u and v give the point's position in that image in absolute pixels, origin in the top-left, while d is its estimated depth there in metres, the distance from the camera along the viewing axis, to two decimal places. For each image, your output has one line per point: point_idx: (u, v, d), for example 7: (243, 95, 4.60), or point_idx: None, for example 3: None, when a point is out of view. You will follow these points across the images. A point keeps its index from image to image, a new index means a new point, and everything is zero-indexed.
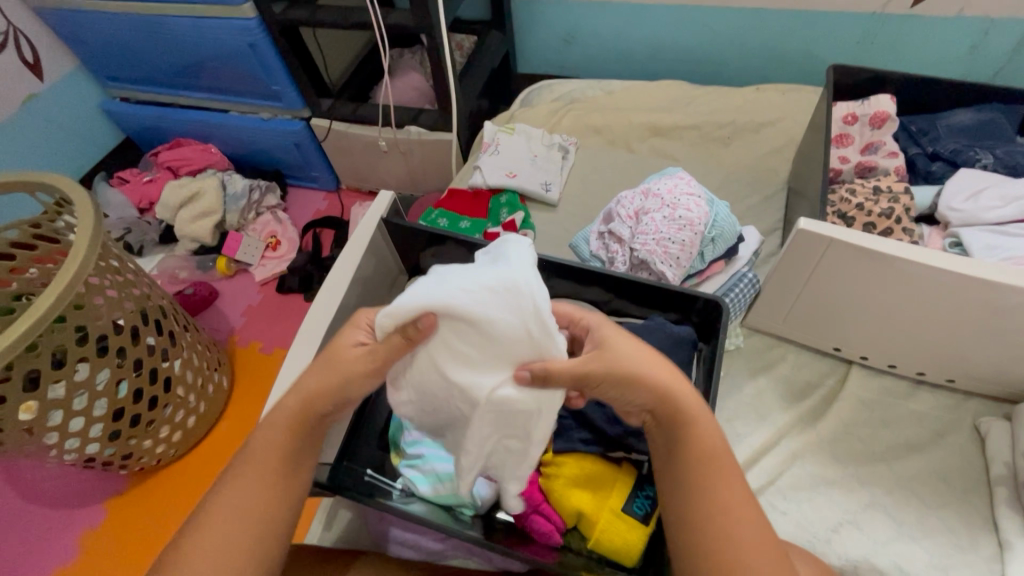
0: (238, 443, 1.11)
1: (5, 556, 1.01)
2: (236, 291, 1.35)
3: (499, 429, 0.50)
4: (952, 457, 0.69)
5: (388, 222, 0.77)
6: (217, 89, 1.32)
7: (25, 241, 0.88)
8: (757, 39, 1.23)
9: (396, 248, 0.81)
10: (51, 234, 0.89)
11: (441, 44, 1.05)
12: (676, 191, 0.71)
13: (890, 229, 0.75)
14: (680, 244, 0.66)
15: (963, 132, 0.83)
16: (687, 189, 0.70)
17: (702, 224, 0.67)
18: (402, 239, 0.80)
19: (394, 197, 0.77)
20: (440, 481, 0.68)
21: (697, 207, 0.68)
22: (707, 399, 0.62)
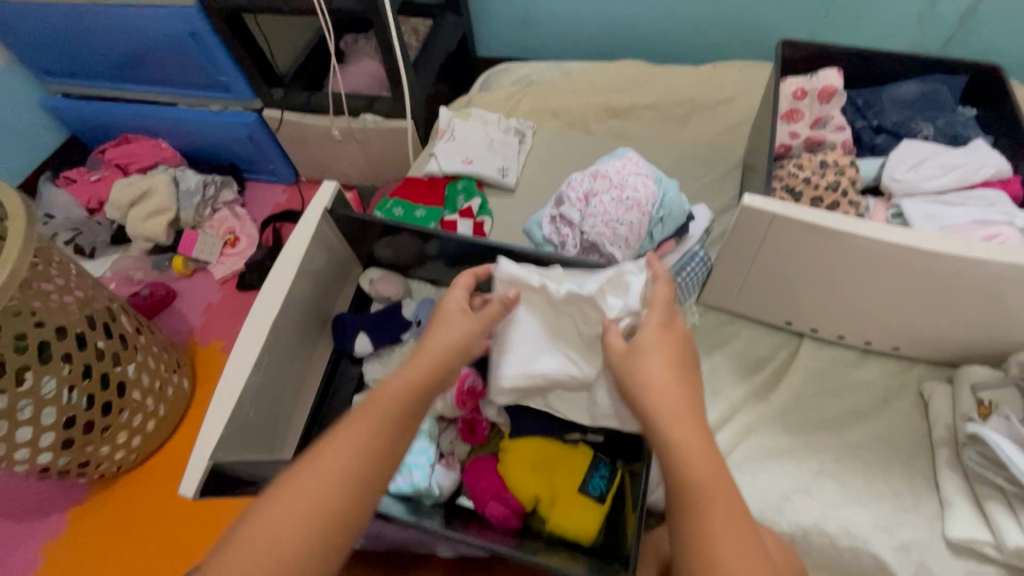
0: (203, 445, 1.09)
1: None
2: (195, 290, 1.31)
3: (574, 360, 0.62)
4: (896, 422, 0.71)
5: (335, 214, 0.74)
6: (162, 81, 1.27)
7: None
8: (713, 17, 1.24)
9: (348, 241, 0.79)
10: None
11: (391, 28, 1.02)
12: (624, 172, 0.70)
13: (836, 202, 0.76)
14: (629, 225, 0.66)
15: (906, 104, 0.84)
16: (635, 169, 0.70)
17: (649, 204, 0.67)
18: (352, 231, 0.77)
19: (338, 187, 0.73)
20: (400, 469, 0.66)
21: (644, 187, 0.68)
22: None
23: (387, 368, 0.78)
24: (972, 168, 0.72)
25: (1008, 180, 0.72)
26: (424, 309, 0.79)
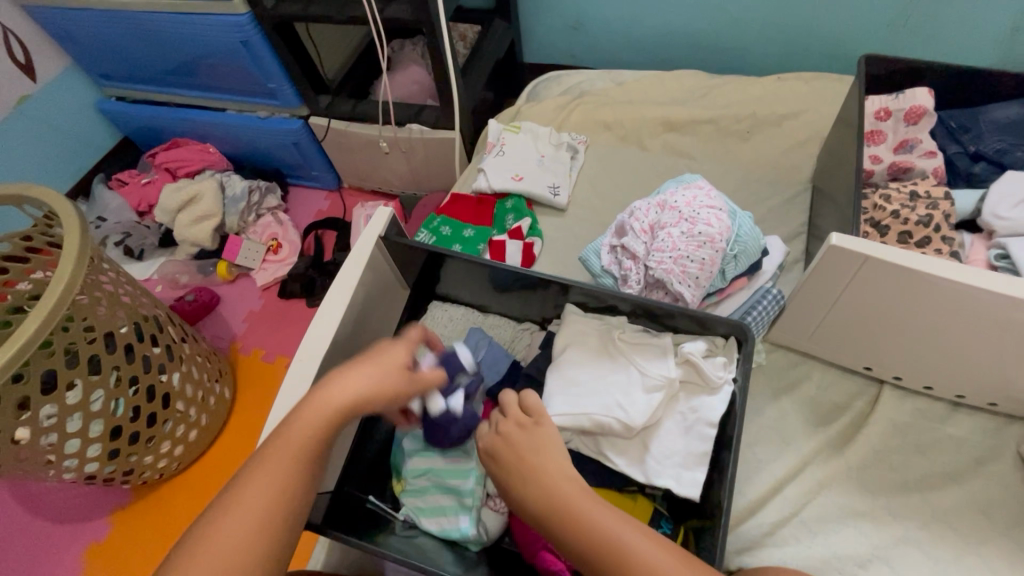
0: (241, 457, 1.09)
1: (14, 568, 1.01)
2: (238, 296, 1.32)
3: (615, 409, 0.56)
4: (993, 488, 0.64)
5: (387, 242, 0.71)
6: (212, 87, 1.28)
7: (12, 255, 0.81)
8: (778, 25, 1.17)
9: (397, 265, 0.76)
10: (41, 249, 0.83)
11: (442, 38, 0.99)
12: (694, 203, 0.65)
13: (928, 238, 0.69)
14: (700, 263, 0.61)
15: (1008, 129, 0.76)
16: (707, 201, 0.64)
17: (723, 240, 0.61)
18: (401, 254, 0.74)
19: (393, 214, 0.71)
20: (445, 513, 0.65)
21: (717, 219, 0.63)
22: (723, 439, 0.57)
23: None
24: None
25: None
26: (472, 339, 0.76)
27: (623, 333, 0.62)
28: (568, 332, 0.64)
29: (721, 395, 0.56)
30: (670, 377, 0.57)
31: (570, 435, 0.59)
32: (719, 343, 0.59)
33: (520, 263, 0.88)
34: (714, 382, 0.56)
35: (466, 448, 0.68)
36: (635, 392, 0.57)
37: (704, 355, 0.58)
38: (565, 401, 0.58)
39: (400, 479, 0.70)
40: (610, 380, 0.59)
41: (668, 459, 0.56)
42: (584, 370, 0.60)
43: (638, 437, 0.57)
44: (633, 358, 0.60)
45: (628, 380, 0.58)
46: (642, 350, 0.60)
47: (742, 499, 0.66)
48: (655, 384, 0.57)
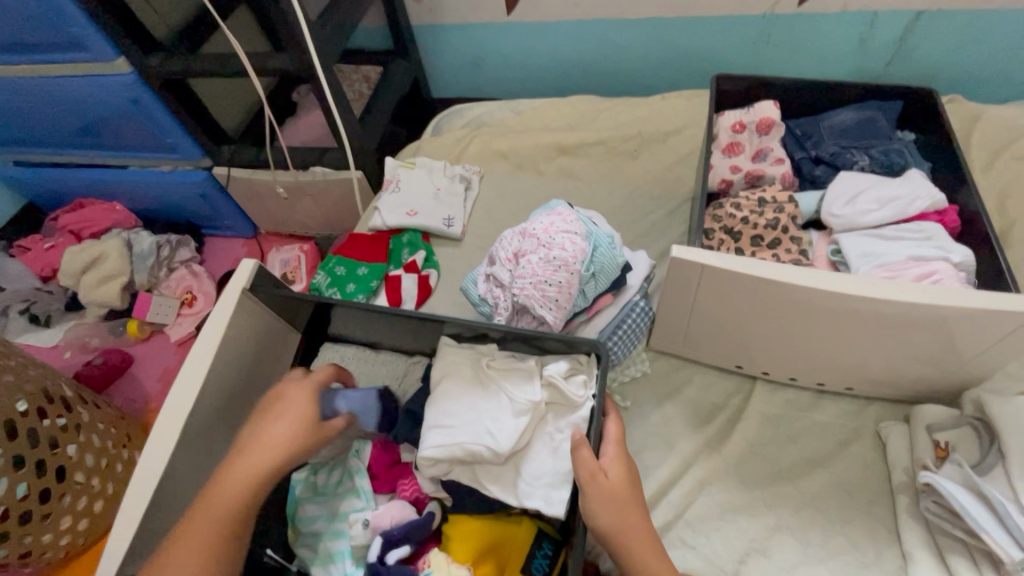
0: None
1: None
2: (153, 354, 1.28)
3: (483, 436, 0.58)
4: (856, 467, 0.68)
5: (256, 290, 0.71)
6: (109, 146, 1.26)
7: None
8: (658, 48, 1.26)
9: (281, 313, 0.76)
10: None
11: (325, 85, 1.02)
12: (552, 229, 0.69)
13: (777, 239, 0.74)
14: (557, 286, 0.64)
15: (843, 133, 0.83)
16: (563, 226, 0.68)
17: (578, 262, 0.65)
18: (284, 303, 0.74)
19: (258, 264, 0.70)
20: (333, 560, 0.64)
21: (571, 243, 0.66)
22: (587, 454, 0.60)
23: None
24: (908, 200, 0.70)
25: (945, 211, 0.70)
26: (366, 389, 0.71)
27: (493, 361, 0.64)
28: (443, 364, 0.65)
29: (583, 412, 0.60)
30: (534, 401, 0.59)
31: (447, 465, 0.60)
32: (582, 360, 0.62)
33: (416, 296, 0.90)
34: (576, 400, 0.60)
35: (358, 488, 0.69)
36: (504, 417, 0.60)
37: (566, 375, 0.61)
38: (439, 433, 0.59)
39: (293, 527, 0.68)
40: (481, 408, 0.61)
41: (538, 480, 0.58)
42: (457, 399, 0.62)
43: (510, 462, 0.60)
44: (503, 384, 0.62)
45: (498, 406, 0.60)
46: (511, 375, 0.62)
47: None
48: (522, 409, 0.59)
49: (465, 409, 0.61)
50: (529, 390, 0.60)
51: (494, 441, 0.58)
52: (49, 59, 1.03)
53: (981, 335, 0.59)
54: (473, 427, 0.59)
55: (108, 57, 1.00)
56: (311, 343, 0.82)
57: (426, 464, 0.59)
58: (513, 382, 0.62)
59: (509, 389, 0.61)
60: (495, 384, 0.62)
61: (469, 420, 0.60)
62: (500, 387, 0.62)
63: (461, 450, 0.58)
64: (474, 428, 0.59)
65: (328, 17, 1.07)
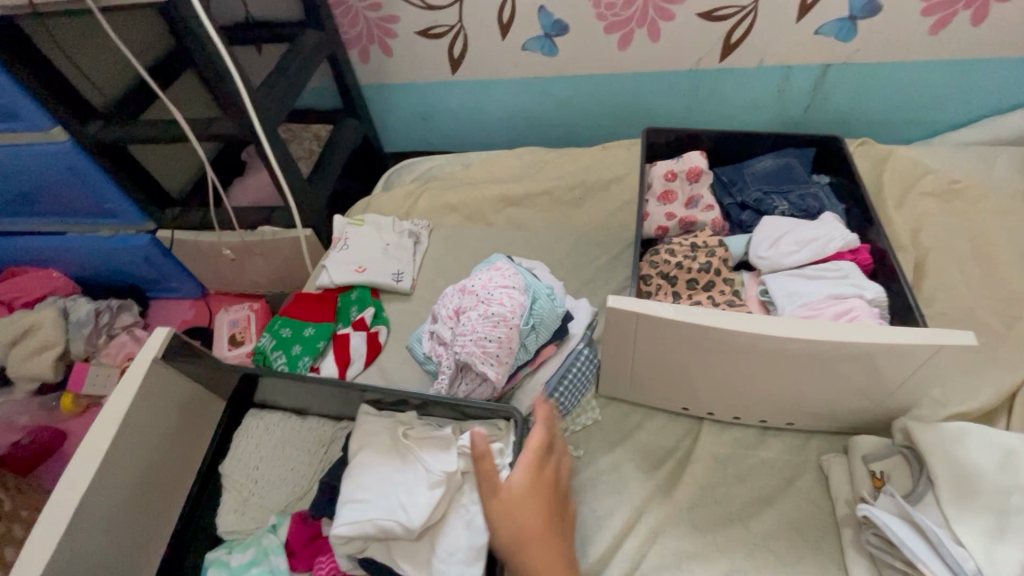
0: None
1: None
2: (89, 429, 1.20)
3: (393, 510, 0.58)
4: (801, 503, 0.69)
5: (172, 357, 0.69)
6: (45, 213, 1.22)
7: None
8: (597, 101, 1.33)
9: (201, 380, 0.75)
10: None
11: (268, 148, 1.03)
12: (490, 285, 0.70)
13: (711, 282, 0.78)
14: (495, 342, 0.65)
15: (764, 180, 0.89)
16: (501, 281, 0.70)
17: (516, 317, 0.66)
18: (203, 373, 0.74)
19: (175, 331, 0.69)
20: None
21: (508, 297, 0.68)
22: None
23: (243, 518, 0.72)
24: (824, 242, 0.75)
25: (859, 250, 0.75)
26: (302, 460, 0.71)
27: (411, 430, 0.65)
28: (360, 435, 0.66)
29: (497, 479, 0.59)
30: (448, 471, 0.60)
31: (361, 542, 0.59)
32: (500, 427, 0.64)
33: (365, 355, 0.89)
34: (489, 468, 0.60)
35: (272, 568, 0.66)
36: (419, 489, 0.60)
37: (481, 442, 0.62)
38: (352, 509, 0.59)
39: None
40: (398, 480, 0.61)
41: (452, 556, 0.57)
42: (374, 472, 0.62)
43: (426, 537, 0.59)
44: (420, 454, 0.62)
45: (413, 478, 0.61)
46: (428, 444, 0.63)
47: (586, 564, 0.66)
48: (437, 479, 0.59)
49: (379, 482, 0.61)
50: (442, 461, 0.61)
51: (404, 515, 0.57)
52: None
53: (898, 366, 0.62)
54: (385, 501, 0.59)
55: (41, 125, 0.98)
56: (237, 407, 0.80)
57: (337, 541, 0.58)
58: (428, 453, 0.62)
59: (423, 458, 0.62)
60: (411, 454, 0.63)
61: (384, 494, 0.60)
62: (414, 458, 0.62)
63: (371, 527, 0.57)
64: (384, 502, 0.59)
65: (273, 82, 1.09)
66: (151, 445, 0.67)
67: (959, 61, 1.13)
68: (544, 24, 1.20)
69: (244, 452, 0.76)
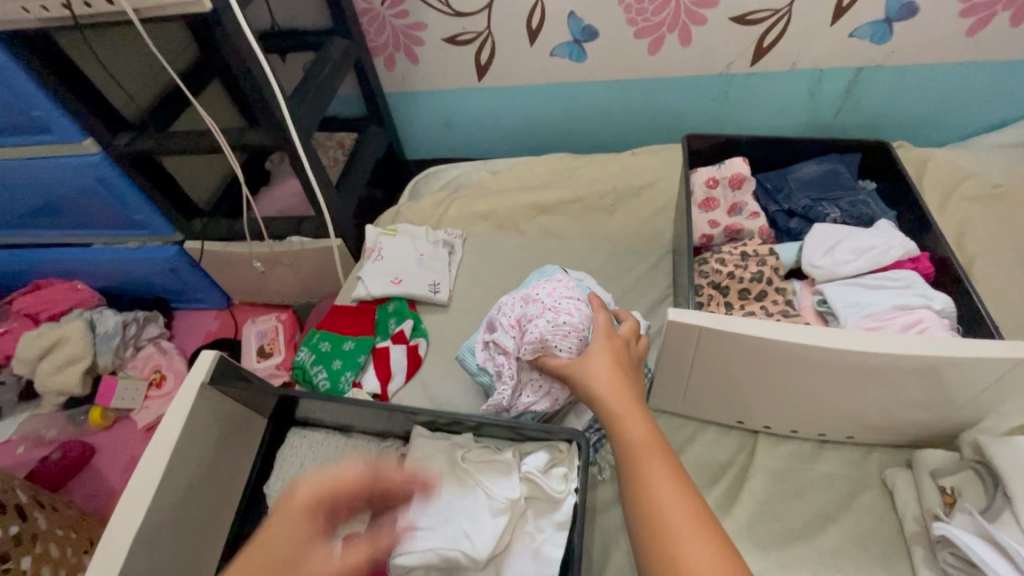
0: None
1: None
2: (117, 443, 1.19)
3: (456, 539, 0.57)
4: (866, 519, 0.67)
5: (220, 381, 0.69)
6: (71, 225, 1.21)
7: None
8: (625, 106, 1.32)
9: (245, 403, 0.74)
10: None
11: (302, 157, 1.01)
12: (555, 294, 0.70)
13: (763, 291, 0.76)
14: (567, 352, 0.64)
15: (810, 186, 0.88)
16: (567, 292, 0.69)
17: (586, 328, 0.65)
18: (246, 396, 0.74)
19: (219, 353, 0.70)
20: None
21: (576, 307, 0.67)
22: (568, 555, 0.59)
23: None
24: (883, 250, 0.73)
25: (918, 258, 0.74)
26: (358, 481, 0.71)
27: (469, 453, 0.64)
28: (416, 459, 0.64)
29: (564, 509, 0.59)
30: (512, 499, 0.59)
31: (423, 570, 0.58)
32: (563, 450, 0.63)
33: (406, 368, 0.88)
34: (555, 496, 0.59)
35: None
36: (481, 517, 0.59)
37: (545, 469, 0.61)
38: (412, 536, 0.58)
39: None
40: (458, 506, 0.60)
41: None
42: (433, 497, 0.61)
43: (491, 564, 0.58)
44: (480, 479, 0.61)
45: (475, 506, 0.60)
46: (488, 469, 0.62)
47: None
48: (500, 507, 0.59)
49: (438, 509, 0.60)
50: (504, 488, 0.60)
51: (467, 545, 0.57)
52: (12, 143, 1.00)
53: (972, 379, 0.60)
54: (448, 530, 0.58)
55: (73, 137, 0.98)
56: (279, 425, 0.79)
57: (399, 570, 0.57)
58: (489, 479, 0.61)
59: (483, 485, 0.61)
60: (470, 481, 0.61)
61: (446, 522, 0.59)
62: (474, 483, 0.61)
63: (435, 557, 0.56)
64: (447, 532, 0.58)
65: (303, 92, 1.08)
66: (199, 464, 0.66)
67: (998, 62, 1.11)
68: (573, 29, 1.19)
69: (289, 470, 0.75)
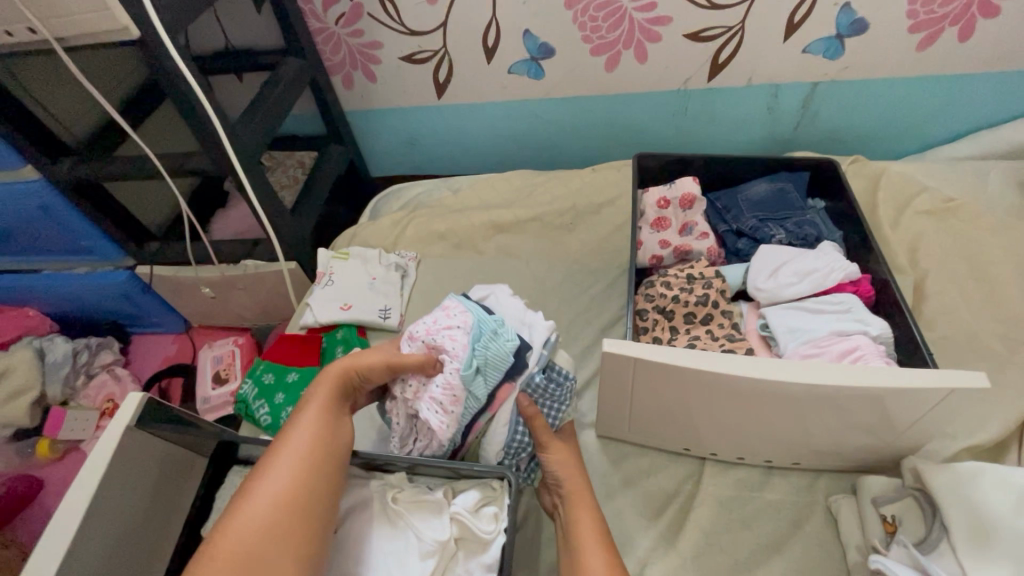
0: None
1: None
2: (65, 476, 1.15)
3: None
4: (811, 548, 0.66)
5: (145, 422, 0.67)
6: (17, 251, 1.18)
7: None
8: (587, 123, 1.32)
9: (180, 443, 0.71)
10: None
11: (251, 180, 0.99)
12: (432, 329, 0.71)
13: (708, 316, 0.75)
14: (435, 394, 0.65)
15: (759, 206, 0.87)
16: (442, 325, 0.71)
17: (456, 362, 0.66)
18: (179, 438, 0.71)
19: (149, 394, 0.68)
20: None
21: (451, 339, 0.69)
22: None
23: None
24: (823, 274, 0.72)
25: (859, 281, 0.74)
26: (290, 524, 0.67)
27: (400, 493, 0.61)
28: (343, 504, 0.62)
29: (493, 550, 0.57)
30: (441, 540, 0.56)
31: None
32: (494, 487, 0.62)
33: None
34: (485, 537, 0.57)
35: None
36: (410, 561, 0.57)
37: (476, 508, 0.59)
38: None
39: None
40: (386, 550, 0.58)
41: None
42: (361, 540, 0.58)
43: None
44: (409, 520, 0.59)
45: (403, 549, 0.57)
46: (418, 508, 0.60)
47: None
48: (429, 550, 0.57)
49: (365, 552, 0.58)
50: (434, 527, 0.58)
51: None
52: None
53: (910, 406, 0.59)
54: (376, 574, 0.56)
55: (14, 164, 0.96)
56: (216, 469, 0.76)
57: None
58: (418, 517, 0.59)
59: (412, 524, 0.58)
60: (400, 520, 0.59)
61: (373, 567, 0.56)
62: (402, 522, 0.59)
63: None
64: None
65: (253, 112, 1.05)
66: (122, 510, 0.63)
67: (947, 77, 1.13)
68: (529, 47, 1.18)
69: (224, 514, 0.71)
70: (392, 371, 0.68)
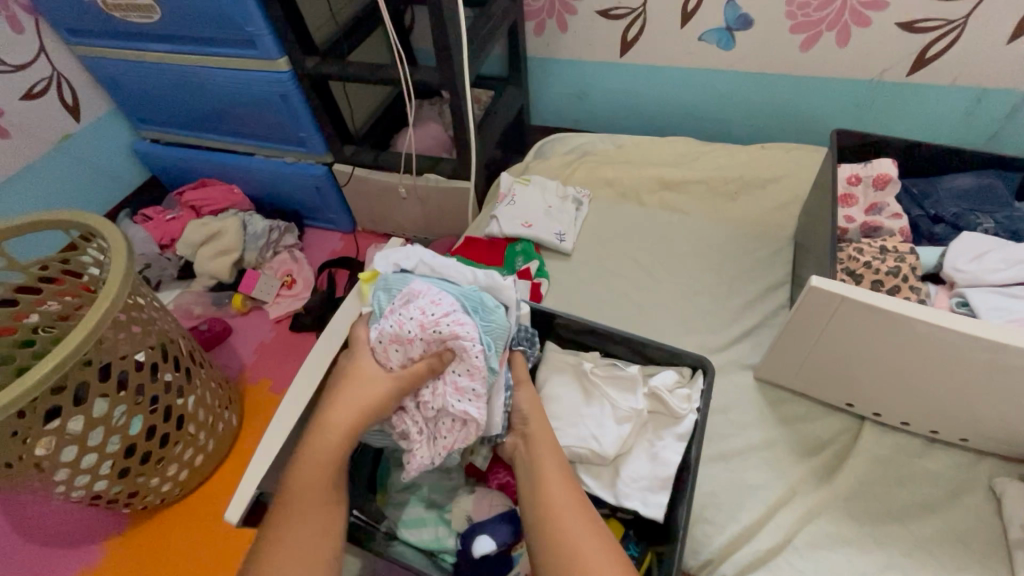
0: (229, 499, 1.11)
1: None
2: (250, 328, 1.37)
3: (583, 431, 0.68)
4: (969, 517, 0.68)
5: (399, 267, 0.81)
6: (242, 134, 1.38)
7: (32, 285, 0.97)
8: (762, 101, 1.32)
9: None
10: (52, 275, 0.98)
11: (464, 99, 1.11)
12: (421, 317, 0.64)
13: (897, 286, 0.77)
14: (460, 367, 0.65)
15: (961, 196, 0.87)
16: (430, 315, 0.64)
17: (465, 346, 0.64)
18: None
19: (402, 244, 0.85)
20: (423, 524, 0.71)
21: (461, 340, 0.64)
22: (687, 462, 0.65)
23: None
24: None
25: None
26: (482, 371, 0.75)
27: (596, 367, 0.73)
28: (550, 361, 0.75)
29: (685, 424, 0.66)
30: (638, 408, 0.67)
31: None
32: (686, 375, 0.71)
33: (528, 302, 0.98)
34: (679, 412, 0.67)
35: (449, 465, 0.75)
36: (608, 422, 0.68)
37: (671, 388, 0.68)
38: None
39: (383, 493, 0.75)
40: (585, 409, 0.70)
41: (636, 482, 0.65)
42: (564, 399, 0.71)
43: (612, 462, 0.67)
44: (608, 390, 0.70)
45: (600, 412, 0.69)
46: (616, 382, 0.71)
47: (737, 524, 0.70)
48: (625, 416, 0.68)
49: (566, 409, 0.71)
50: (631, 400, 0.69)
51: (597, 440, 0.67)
52: (220, 53, 1.16)
53: None
54: (578, 427, 0.68)
55: (272, 55, 1.12)
56: None
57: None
58: (618, 390, 0.70)
59: (613, 395, 0.70)
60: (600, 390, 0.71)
61: (576, 419, 0.69)
62: (600, 391, 0.71)
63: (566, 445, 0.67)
64: (579, 426, 0.68)
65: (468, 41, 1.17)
66: None
67: None
68: (728, 16, 1.21)
69: None
70: (403, 397, 0.65)
